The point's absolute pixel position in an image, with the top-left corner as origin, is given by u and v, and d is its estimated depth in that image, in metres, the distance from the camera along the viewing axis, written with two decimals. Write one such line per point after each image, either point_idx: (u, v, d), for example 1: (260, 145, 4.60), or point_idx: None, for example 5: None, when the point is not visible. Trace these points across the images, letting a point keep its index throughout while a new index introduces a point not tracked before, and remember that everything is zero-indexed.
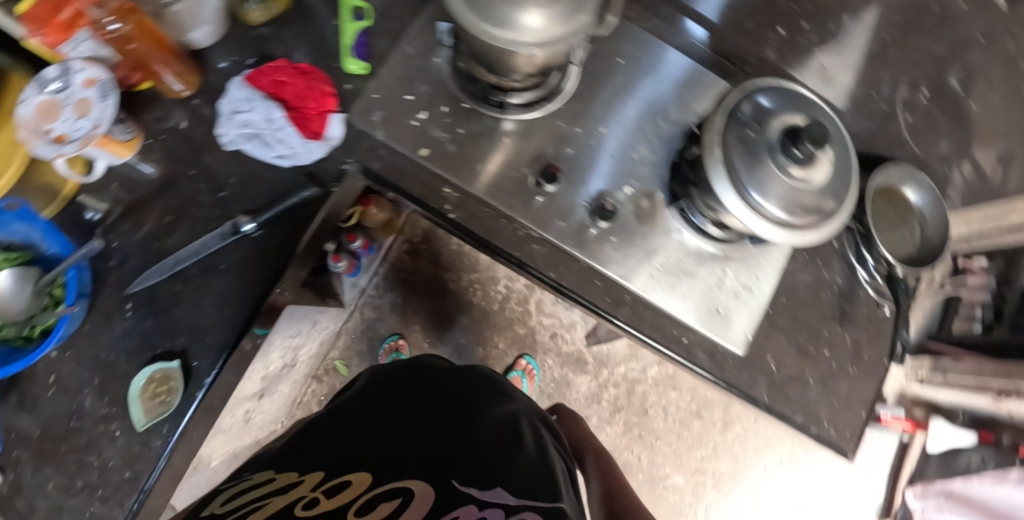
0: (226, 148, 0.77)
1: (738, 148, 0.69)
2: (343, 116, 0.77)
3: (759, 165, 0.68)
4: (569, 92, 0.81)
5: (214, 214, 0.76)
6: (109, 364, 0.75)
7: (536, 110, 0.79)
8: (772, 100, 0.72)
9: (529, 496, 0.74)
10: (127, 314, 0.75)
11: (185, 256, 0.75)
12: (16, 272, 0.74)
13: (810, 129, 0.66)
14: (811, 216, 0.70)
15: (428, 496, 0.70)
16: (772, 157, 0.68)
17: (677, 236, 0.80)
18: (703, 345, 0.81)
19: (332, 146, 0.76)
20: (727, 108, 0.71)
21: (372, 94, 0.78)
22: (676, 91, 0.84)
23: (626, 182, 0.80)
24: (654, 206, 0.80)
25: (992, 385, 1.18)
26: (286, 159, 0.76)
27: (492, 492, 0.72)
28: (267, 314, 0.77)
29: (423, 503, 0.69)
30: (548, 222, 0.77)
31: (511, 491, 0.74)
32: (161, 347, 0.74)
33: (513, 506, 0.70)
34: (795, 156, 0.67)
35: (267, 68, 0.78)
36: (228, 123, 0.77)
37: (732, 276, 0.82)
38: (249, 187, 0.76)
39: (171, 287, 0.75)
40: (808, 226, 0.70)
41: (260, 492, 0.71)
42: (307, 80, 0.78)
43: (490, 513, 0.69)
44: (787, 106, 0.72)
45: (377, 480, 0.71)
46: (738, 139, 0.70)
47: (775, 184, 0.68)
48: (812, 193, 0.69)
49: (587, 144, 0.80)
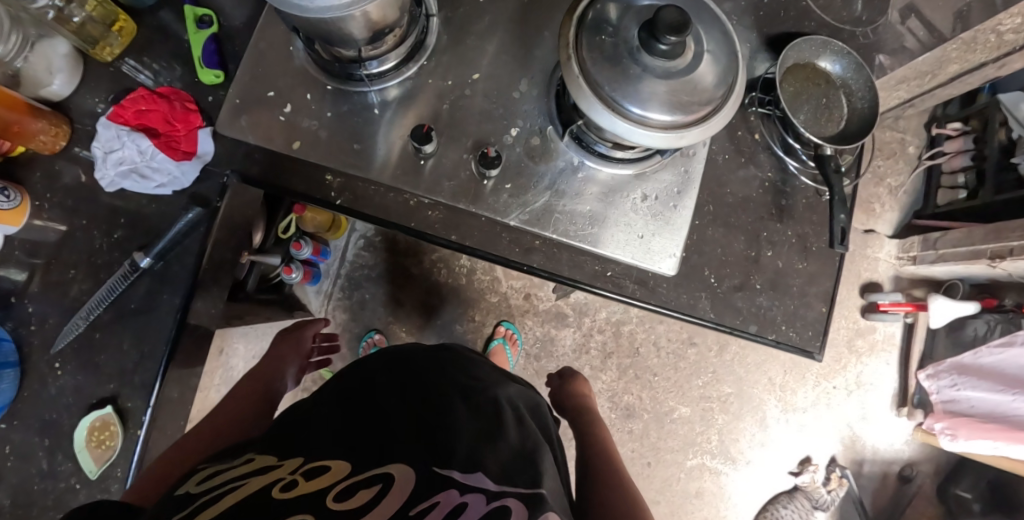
0: (109, 190, 0.77)
1: (599, 61, 0.64)
2: (209, 129, 0.77)
3: (624, 72, 0.63)
4: (433, 45, 0.77)
5: (117, 256, 0.78)
6: (51, 423, 0.76)
7: (403, 74, 0.76)
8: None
9: (507, 481, 0.56)
10: (57, 371, 0.76)
11: (96, 304, 0.75)
12: None
13: (664, 17, 0.59)
14: (702, 109, 0.64)
15: (407, 474, 0.54)
16: (639, 59, 0.62)
17: (580, 168, 0.76)
18: (630, 274, 0.78)
19: (204, 162, 0.77)
20: (580, 20, 0.65)
21: (236, 99, 0.76)
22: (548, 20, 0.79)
23: (511, 125, 0.76)
24: (550, 143, 0.76)
25: (983, 251, 1.17)
26: (166, 187, 0.76)
27: (473, 473, 0.55)
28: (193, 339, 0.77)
29: (402, 492, 0.51)
30: (437, 185, 0.74)
31: (493, 476, 0.56)
32: (97, 394, 0.75)
33: (495, 490, 0.53)
34: (658, 50, 0.61)
35: (126, 101, 0.76)
36: (105, 165, 0.76)
37: (650, 195, 0.78)
38: (142, 219, 0.78)
39: (92, 336, 0.76)
40: (695, 121, 0.65)
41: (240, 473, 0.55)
42: (168, 104, 0.76)
43: (472, 498, 0.52)
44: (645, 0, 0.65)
45: (360, 465, 0.55)
46: (599, 51, 0.64)
47: (648, 87, 0.63)
48: (694, 83, 0.64)
49: (465, 96, 0.77)
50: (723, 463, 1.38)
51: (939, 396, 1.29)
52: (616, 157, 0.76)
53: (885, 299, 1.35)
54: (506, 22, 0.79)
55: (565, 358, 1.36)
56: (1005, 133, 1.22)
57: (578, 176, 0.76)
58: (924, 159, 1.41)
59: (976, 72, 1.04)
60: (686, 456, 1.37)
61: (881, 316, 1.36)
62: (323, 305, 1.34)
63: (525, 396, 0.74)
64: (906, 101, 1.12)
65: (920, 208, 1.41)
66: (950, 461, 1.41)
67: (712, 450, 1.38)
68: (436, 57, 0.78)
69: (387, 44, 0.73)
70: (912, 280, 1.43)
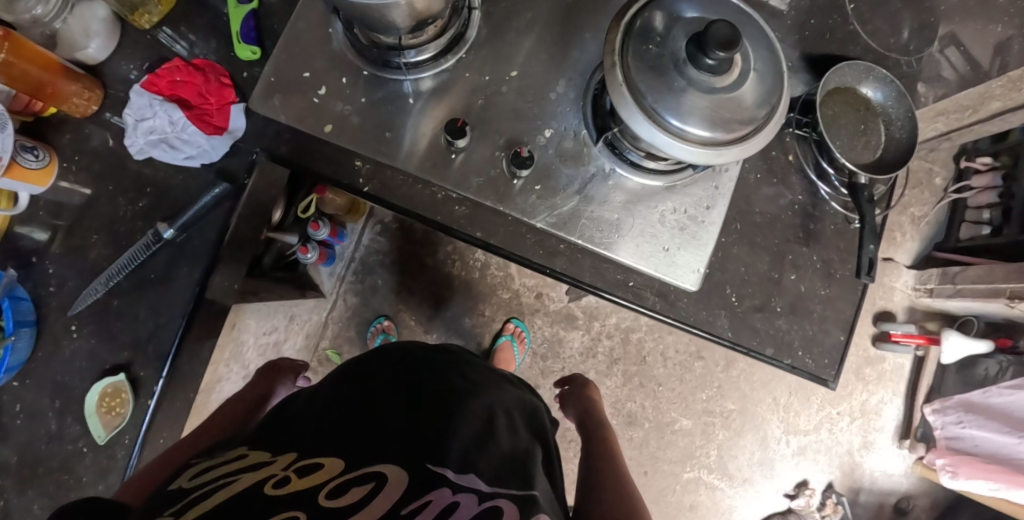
0: (137, 157, 0.76)
1: (643, 71, 0.63)
2: (242, 105, 0.77)
3: (668, 84, 0.62)
4: (472, 39, 0.76)
5: (139, 225, 0.77)
6: (65, 384, 0.77)
7: (442, 65, 0.75)
8: (679, 6, 0.65)
9: (499, 483, 0.56)
10: (74, 334, 0.77)
11: (115, 272, 0.75)
12: None
13: (715, 32, 0.58)
14: (743, 128, 0.64)
15: (402, 477, 0.53)
16: (683, 73, 0.62)
17: (609, 175, 0.75)
18: (651, 286, 0.77)
19: (236, 139, 0.76)
20: (627, 28, 0.64)
21: (271, 78, 0.76)
22: (590, 21, 0.78)
23: (545, 125, 0.75)
24: (582, 148, 0.76)
25: (1002, 289, 1.19)
26: (195, 159, 0.76)
27: (465, 473, 0.55)
28: (209, 315, 0.77)
29: (395, 490, 0.51)
30: (466, 180, 0.74)
31: (485, 478, 0.55)
32: (110, 361, 0.76)
33: (487, 492, 0.53)
34: (704, 66, 0.60)
35: (163, 70, 0.75)
36: (135, 132, 0.75)
37: (674, 208, 0.77)
38: (167, 190, 0.77)
39: (109, 302, 0.76)
40: (734, 140, 0.64)
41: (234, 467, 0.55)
42: (203, 76, 0.76)
43: (463, 497, 0.52)
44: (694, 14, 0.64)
45: (354, 460, 0.55)
46: (643, 61, 0.63)
47: (689, 103, 0.62)
48: (737, 101, 0.63)
49: (501, 93, 0.76)
50: (719, 478, 1.38)
51: (943, 432, 1.30)
52: (646, 167, 0.75)
53: (897, 328, 1.34)
54: (548, 20, 0.78)
55: (571, 361, 1.36)
56: None
57: (607, 183, 0.75)
58: (950, 191, 1.40)
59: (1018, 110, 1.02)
60: (684, 468, 1.37)
61: (892, 346, 1.35)
62: (335, 287, 1.34)
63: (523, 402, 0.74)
64: (941, 135, 1.10)
65: (942, 242, 1.40)
66: (947, 496, 1.41)
67: (710, 465, 1.38)
68: (476, 51, 0.77)
69: (427, 35, 0.73)
70: (927, 313, 1.42)
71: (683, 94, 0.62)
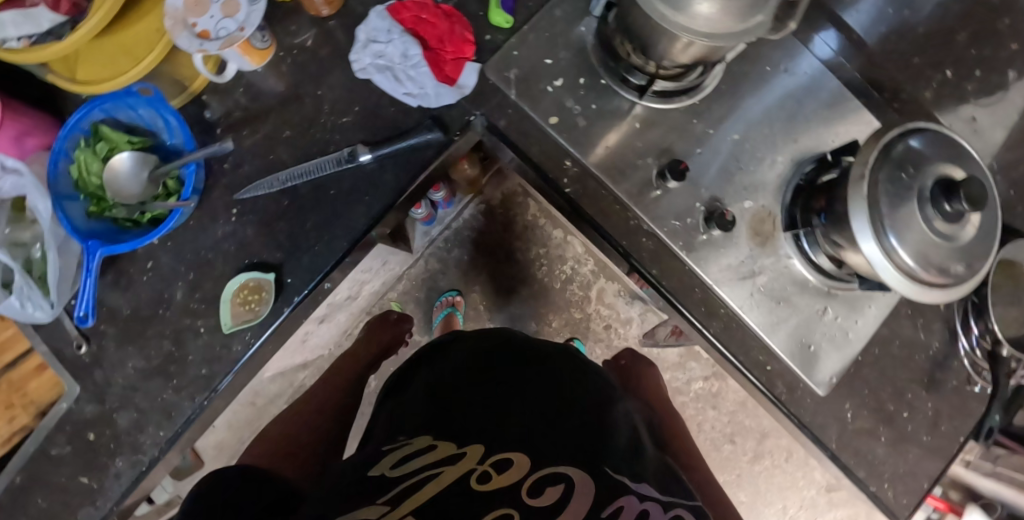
0: (357, 75, 0.76)
1: (884, 193, 0.66)
2: (477, 65, 0.76)
3: (904, 212, 0.65)
4: (708, 88, 0.78)
5: (334, 140, 0.76)
6: (206, 261, 0.76)
7: (672, 103, 0.77)
8: (919, 141, 0.68)
9: (666, 491, 0.71)
10: (232, 218, 0.76)
11: (297, 175, 0.75)
12: (140, 155, 0.75)
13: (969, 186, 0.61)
14: (944, 276, 0.66)
15: (586, 480, 0.67)
16: (922, 208, 0.65)
17: (785, 261, 0.78)
18: (785, 377, 0.79)
19: (459, 96, 0.75)
20: (883, 147, 0.67)
21: (513, 51, 0.76)
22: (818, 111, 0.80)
23: (747, 195, 0.78)
24: (771, 227, 0.78)
25: None
26: (414, 100, 0.75)
27: (641, 483, 0.70)
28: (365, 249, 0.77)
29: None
30: (661, 218, 0.76)
31: (655, 486, 0.71)
32: (258, 257, 0.75)
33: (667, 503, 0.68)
34: (943, 211, 0.64)
35: (412, 3, 0.77)
36: (363, 51, 0.76)
37: (831, 314, 0.79)
38: (374, 118, 0.76)
39: (279, 202, 0.76)
40: (940, 285, 0.66)
41: (427, 459, 0.68)
42: (449, 23, 0.76)
43: (648, 505, 0.67)
44: (944, 157, 0.67)
45: (536, 460, 0.68)
46: (887, 183, 0.66)
47: (915, 236, 0.65)
48: (950, 248, 0.65)
49: (717, 149, 0.78)
50: None
51: None
52: (818, 266, 0.78)
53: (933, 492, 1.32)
54: (781, 98, 0.79)
55: None
56: None
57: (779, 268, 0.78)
58: None
59: None
60: None
61: None
62: (422, 248, 1.34)
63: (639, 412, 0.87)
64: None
65: None
66: None
67: None
68: (708, 102, 0.78)
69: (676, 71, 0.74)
70: (954, 482, 1.43)
71: (913, 226, 0.65)
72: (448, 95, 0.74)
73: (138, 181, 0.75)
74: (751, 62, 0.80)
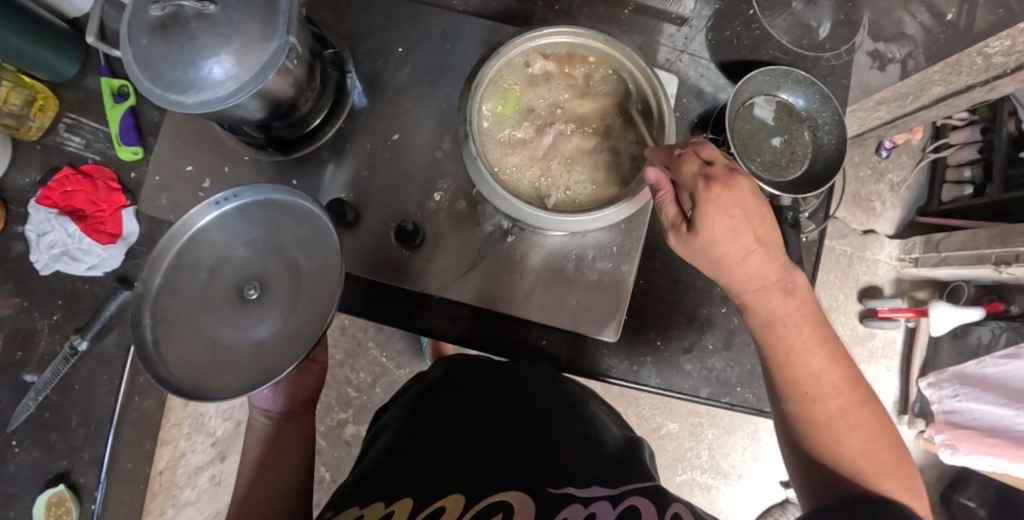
0: (43, 273, 0.77)
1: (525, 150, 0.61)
2: (134, 207, 0.77)
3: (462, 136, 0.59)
4: (354, 106, 0.74)
5: (56, 337, 0.77)
6: (11, 497, 0.76)
7: (321, 136, 0.72)
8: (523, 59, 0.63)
9: (623, 482, 0.52)
10: (12, 446, 0.76)
11: (41, 386, 0.76)
12: (212, 97, 0.57)
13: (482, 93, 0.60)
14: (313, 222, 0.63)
15: (526, 500, 0.49)
16: (231, 319, 0.60)
17: (508, 234, 0.72)
18: (563, 343, 0.74)
19: (134, 241, 0.77)
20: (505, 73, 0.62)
21: (155, 176, 0.73)
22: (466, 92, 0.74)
23: (441, 189, 0.73)
24: (466, 210, 0.72)
25: (989, 255, 1.15)
26: (98, 268, 0.77)
27: (588, 485, 0.51)
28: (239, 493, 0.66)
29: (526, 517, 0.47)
30: (359, 258, 0.72)
31: (608, 483, 0.52)
32: (55, 467, 0.77)
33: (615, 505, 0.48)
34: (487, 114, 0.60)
35: (48, 183, 0.76)
36: (38, 248, 0.76)
37: (576, 262, 0.72)
38: (82, 299, 0.77)
39: (43, 414, 0.77)
40: (580, 212, 0.58)
41: None
42: (90, 179, 0.77)
43: (597, 507, 0.48)
44: (264, 210, 0.62)
45: (475, 489, 0.51)
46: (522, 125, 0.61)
47: (251, 373, 0.59)
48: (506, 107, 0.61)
49: (384, 160, 0.74)
50: (713, 477, 1.31)
51: (940, 406, 1.27)
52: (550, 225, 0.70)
53: (884, 304, 1.31)
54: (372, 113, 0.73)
55: None
56: (1015, 123, 1.19)
57: (508, 240, 0.72)
58: (929, 151, 1.34)
59: (963, 95, 0.87)
60: (675, 472, 1.30)
61: (880, 323, 1.31)
62: None
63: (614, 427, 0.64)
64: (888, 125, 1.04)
65: (925, 205, 1.35)
66: (953, 468, 1.36)
67: (702, 465, 1.31)
68: (371, 117, 0.74)
69: (311, 101, 0.69)
70: (915, 282, 1.36)
71: (301, 306, 0.62)
72: (123, 245, 0.77)
73: (264, 92, 0.61)
74: (394, 60, 0.75)
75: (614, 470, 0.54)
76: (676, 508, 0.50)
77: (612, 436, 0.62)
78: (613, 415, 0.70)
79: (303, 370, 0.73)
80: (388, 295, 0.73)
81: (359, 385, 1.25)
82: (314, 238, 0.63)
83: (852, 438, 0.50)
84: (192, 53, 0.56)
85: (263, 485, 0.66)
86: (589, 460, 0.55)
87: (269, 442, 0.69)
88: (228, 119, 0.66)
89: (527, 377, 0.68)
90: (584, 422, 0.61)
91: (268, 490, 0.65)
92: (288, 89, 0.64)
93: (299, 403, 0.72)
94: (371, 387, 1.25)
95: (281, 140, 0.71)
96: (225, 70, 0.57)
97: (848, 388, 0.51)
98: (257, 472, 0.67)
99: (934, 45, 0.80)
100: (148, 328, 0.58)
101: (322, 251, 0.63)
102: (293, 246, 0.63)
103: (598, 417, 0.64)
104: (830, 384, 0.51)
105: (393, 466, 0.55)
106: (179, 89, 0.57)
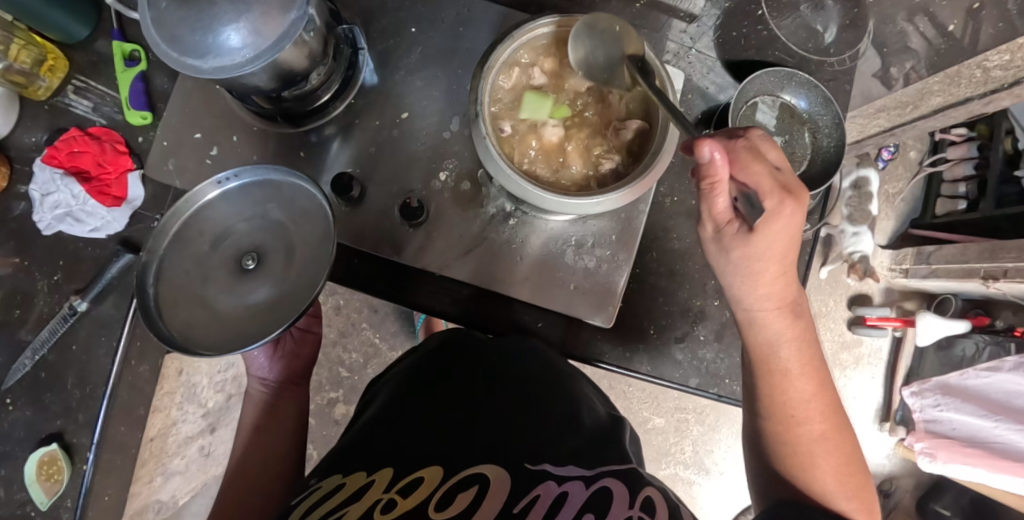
0: (46, 233, 0.77)
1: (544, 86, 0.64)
2: (140, 171, 0.77)
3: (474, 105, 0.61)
4: (364, 83, 0.75)
5: (55, 298, 0.77)
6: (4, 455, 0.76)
7: (328, 112, 0.73)
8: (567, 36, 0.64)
9: (600, 462, 0.53)
10: (5, 405, 0.77)
11: (38, 347, 0.76)
12: (228, 62, 0.58)
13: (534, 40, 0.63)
14: (296, 199, 0.64)
15: (502, 473, 0.50)
16: (229, 289, 0.63)
17: (512, 216, 0.73)
18: (560, 326, 0.76)
19: (138, 204, 0.77)
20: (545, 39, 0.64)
21: (163, 141, 0.74)
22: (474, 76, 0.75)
23: (446, 168, 0.74)
24: (472, 190, 0.74)
25: (977, 270, 1.17)
26: (100, 231, 0.77)
27: (564, 463, 0.52)
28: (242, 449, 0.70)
29: (499, 494, 0.48)
30: (363, 232, 0.73)
31: (581, 461, 0.53)
32: (48, 429, 0.77)
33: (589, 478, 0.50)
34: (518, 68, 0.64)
35: (57, 145, 0.77)
36: (42, 208, 0.76)
37: (577, 250, 0.74)
38: (81, 262, 0.78)
39: (38, 375, 0.78)
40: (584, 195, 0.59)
41: (333, 503, 0.50)
42: (97, 143, 0.77)
43: (570, 485, 0.49)
44: (261, 190, 0.64)
45: (454, 465, 0.51)
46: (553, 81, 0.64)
47: (235, 333, 0.61)
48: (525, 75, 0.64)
49: (392, 137, 0.74)
50: (696, 473, 1.33)
51: (922, 414, 1.28)
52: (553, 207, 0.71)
53: (874, 312, 1.33)
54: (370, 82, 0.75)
55: None
56: (1010, 142, 1.22)
57: (510, 223, 0.73)
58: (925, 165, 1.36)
59: (961, 108, 0.89)
60: (660, 465, 1.32)
61: (868, 331, 1.33)
62: None
63: (597, 404, 0.65)
64: (886, 134, 1.05)
65: (918, 217, 1.37)
66: (931, 477, 1.38)
67: (686, 461, 1.33)
68: (381, 95, 0.75)
69: (322, 76, 0.70)
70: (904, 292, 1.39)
71: (295, 273, 0.64)
72: (126, 209, 0.77)
73: (277, 62, 0.62)
74: (407, 39, 0.76)
75: (592, 449, 0.55)
76: (648, 492, 0.51)
77: (591, 414, 0.62)
78: (601, 397, 0.71)
79: (299, 340, 0.76)
80: (393, 268, 0.74)
81: (350, 365, 1.26)
82: (301, 207, 0.65)
83: (827, 462, 0.57)
84: (209, 18, 0.56)
85: (262, 443, 0.70)
86: (564, 437, 0.56)
87: (268, 405, 0.73)
88: (238, 88, 0.66)
89: (520, 355, 0.68)
90: (567, 401, 0.62)
91: (270, 446, 0.70)
92: (299, 62, 0.65)
93: (295, 372, 0.75)
94: (362, 367, 1.26)
95: (287, 113, 0.72)
96: (242, 38, 0.57)
97: (826, 417, 0.57)
98: (257, 432, 0.71)
99: (935, 56, 0.81)
100: (151, 294, 0.60)
101: (312, 219, 0.64)
102: (283, 216, 0.65)
103: (584, 395, 0.65)
104: (825, 452, 0.57)
105: (383, 437, 0.56)
106: (196, 55, 0.57)
